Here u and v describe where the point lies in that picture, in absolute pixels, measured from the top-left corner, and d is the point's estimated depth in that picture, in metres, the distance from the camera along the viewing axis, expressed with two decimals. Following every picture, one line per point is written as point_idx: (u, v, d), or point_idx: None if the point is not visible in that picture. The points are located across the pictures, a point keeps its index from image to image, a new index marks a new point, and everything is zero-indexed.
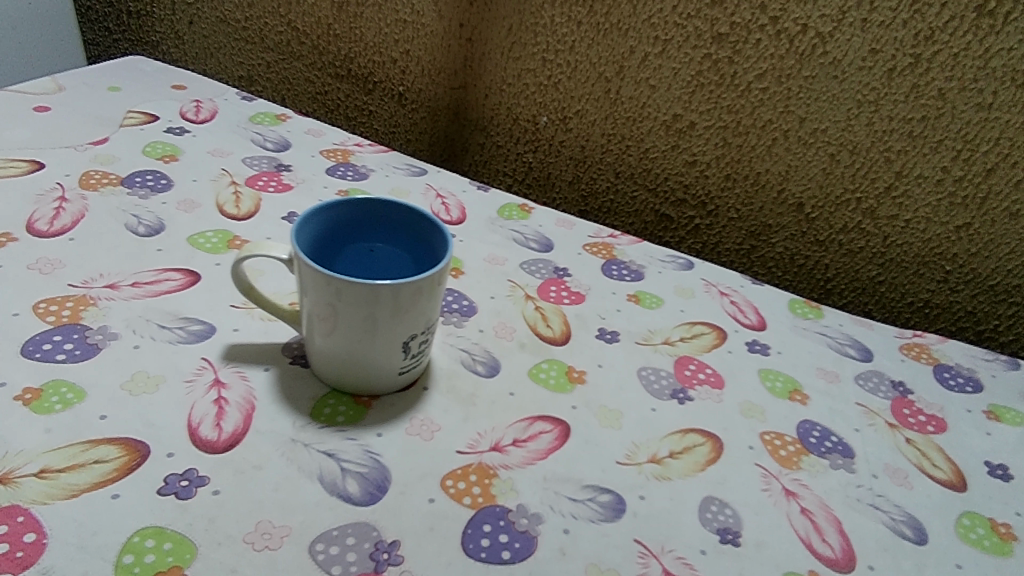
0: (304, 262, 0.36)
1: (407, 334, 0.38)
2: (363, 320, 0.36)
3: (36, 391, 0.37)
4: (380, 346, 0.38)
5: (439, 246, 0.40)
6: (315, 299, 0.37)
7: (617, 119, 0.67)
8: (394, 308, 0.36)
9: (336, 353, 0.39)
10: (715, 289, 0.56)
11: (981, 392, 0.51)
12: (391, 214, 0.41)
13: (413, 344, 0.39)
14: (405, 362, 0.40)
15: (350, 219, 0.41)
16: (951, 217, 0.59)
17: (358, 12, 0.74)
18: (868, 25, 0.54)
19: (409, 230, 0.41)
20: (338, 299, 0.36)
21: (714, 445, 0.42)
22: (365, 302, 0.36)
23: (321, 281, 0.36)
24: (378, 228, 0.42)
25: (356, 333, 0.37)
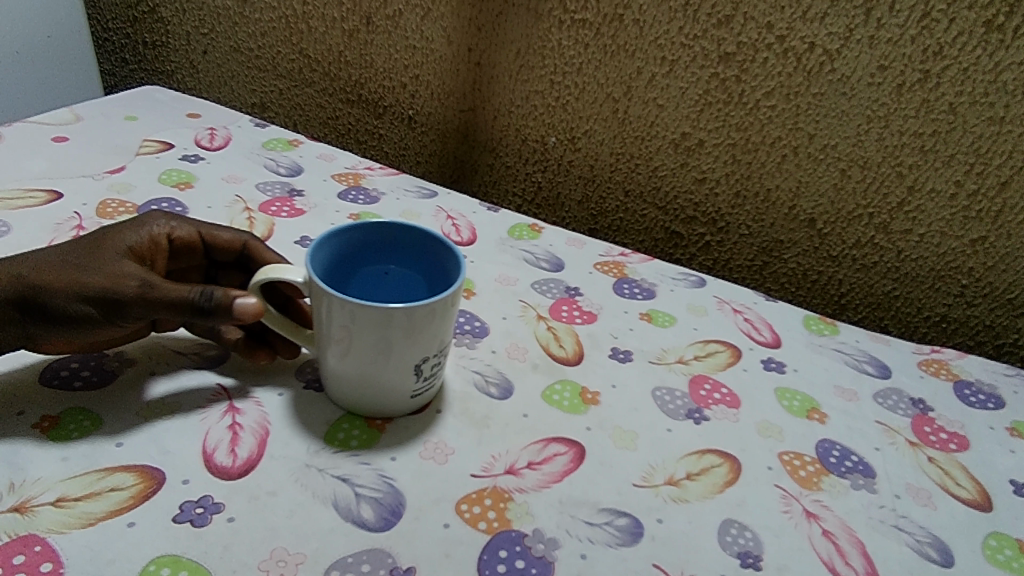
0: (318, 285, 0.36)
1: (419, 356, 0.38)
2: (376, 343, 0.36)
3: (53, 420, 0.38)
4: (393, 369, 0.38)
5: (451, 267, 0.40)
6: (330, 322, 0.37)
7: (625, 138, 0.68)
8: (407, 331, 0.36)
9: (349, 374, 0.39)
10: (727, 306, 0.56)
11: (1003, 409, 0.50)
12: (404, 237, 0.42)
13: (426, 366, 0.39)
14: (417, 385, 0.40)
15: (363, 242, 0.41)
16: (966, 231, 0.58)
17: (368, 39, 0.75)
18: (875, 42, 0.54)
19: (422, 253, 0.42)
20: (353, 322, 0.36)
21: (732, 466, 0.41)
22: (380, 325, 0.36)
23: (336, 303, 0.36)
24: (390, 251, 0.42)
25: (369, 356, 0.37)
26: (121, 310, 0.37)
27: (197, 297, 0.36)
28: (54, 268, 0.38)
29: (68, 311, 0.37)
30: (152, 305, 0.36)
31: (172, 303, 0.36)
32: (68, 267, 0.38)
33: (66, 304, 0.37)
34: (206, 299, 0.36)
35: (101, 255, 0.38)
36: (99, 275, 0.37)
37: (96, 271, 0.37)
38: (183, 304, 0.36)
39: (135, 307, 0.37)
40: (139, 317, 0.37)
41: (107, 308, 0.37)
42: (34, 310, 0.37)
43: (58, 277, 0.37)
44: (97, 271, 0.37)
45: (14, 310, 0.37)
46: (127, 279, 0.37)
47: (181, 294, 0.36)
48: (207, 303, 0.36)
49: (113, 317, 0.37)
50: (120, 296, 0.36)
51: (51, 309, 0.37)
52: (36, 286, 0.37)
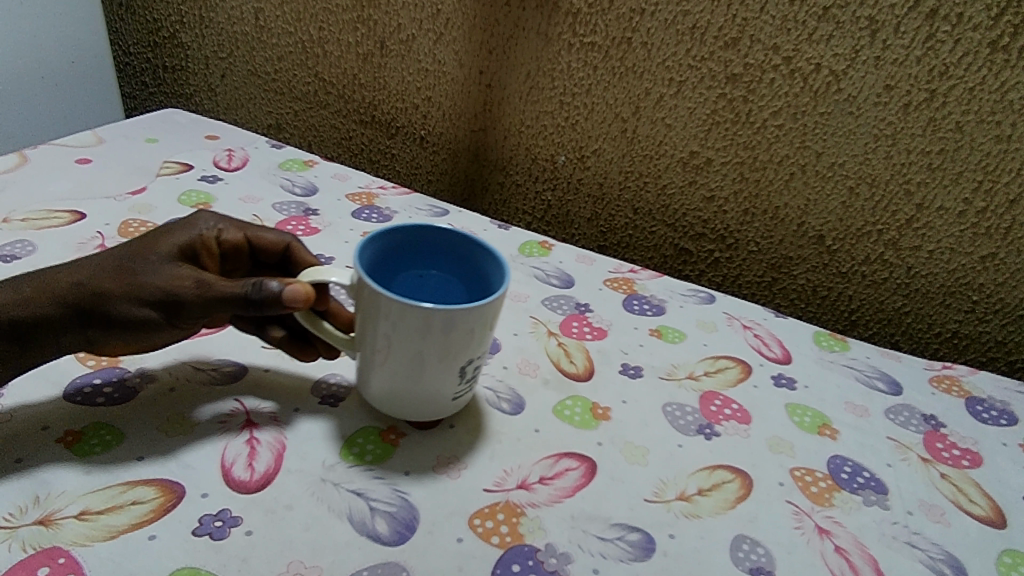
0: (370, 284, 0.36)
1: (469, 351, 0.38)
2: (431, 339, 0.37)
3: (77, 434, 0.38)
4: (445, 366, 0.38)
5: (494, 266, 0.41)
6: (380, 322, 0.37)
7: (634, 157, 0.68)
8: (462, 326, 0.37)
9: (396, 375, 0.39)
10: (737, 322, 0.57)
11: (1016, 425, 0.50)
12: (444, 242, 0.43)
13: (470, 368, 0.39)
14: (465, 381, 0.40)
15: (402, 245, 0.42)
16: (975, 247, 0.58)
17: (382, 63, 0.76)
18: (881, 62, 0.54)
19: (461, 258, 0.43)
20: (405, 323, 0.36)
21: (743, 482, 0.41)
22: (433, 325, 0.36)
23: (389, 304, 0.36)
24: (428, 256, 0.43)
25: (422, 353, 0.37)
26: (182, 310, 0.38)
27: (251, 291, 0.37)
28: (107, 273, 0.38)
29: (130, 316, 0.38)
30: (212, 303, 0.37)
31: (228, 299, 0.37)
32: (122, 271, 0.38)
33: (128, 309, 0.38)
34: (260, 291, 0.36)
35: (151, 257, 0.39)
36: (156, 277, 0.38)
37: (153, 273, 0.38)
38: (240, 298, 0.37)
39: (196, 306, 0.38)
40: (199, 315, 0.38)
41: (170, 310, 0.38)
42: (94, 316, 0.38)
43: (115, 282, 0.38)
44: (154, 274, 0.38)
45: (74, 317, 0.38)
46: (185, 281, 0.38)
47: (237, 290, 0.37)
48: (260, 295, 0.37)
49: (176, 317, 0.38)
50: (182, 297, 0.37)
51: (113, 314, 0.38)
52: (93, 292, 0.37)
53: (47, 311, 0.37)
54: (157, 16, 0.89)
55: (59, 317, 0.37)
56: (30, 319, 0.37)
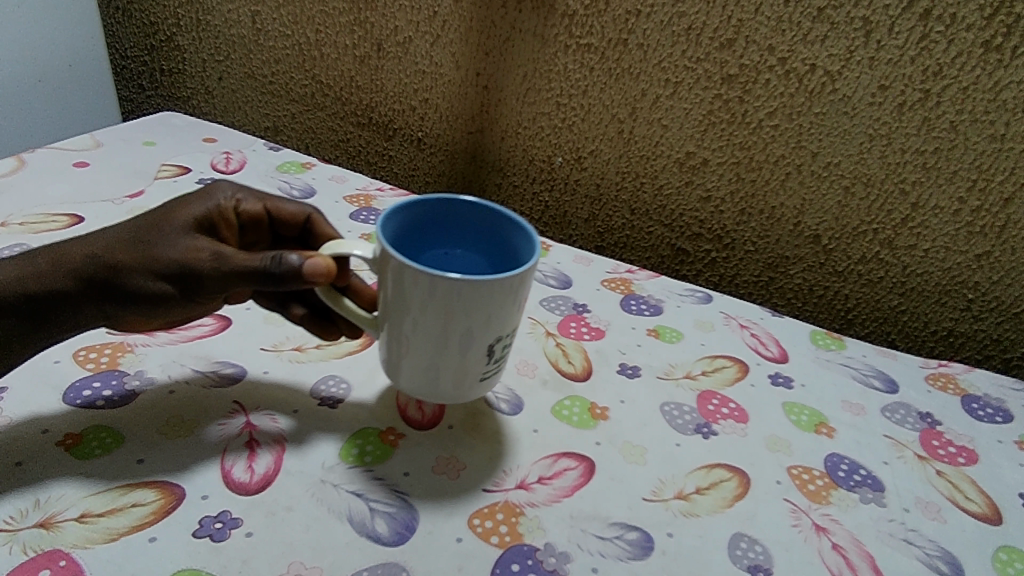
0: (394, 256, 0.35)
1: (500, 327, 0.36)
2: (462, 313, 0.35)
3: (77, 437, 0.39)
4: (475, 342, 0.36)
5: (522, 240, 0.39)
6: (405, 297, 0.35)
7: (631, 158, 0.67)
8: (494, 299, 0.35)
9: (423, 354, 0.37)
10: (734, 322, 0.57)
11: (1011, 422, 0.50)
12: (470, 217, 0.41)
13: (498, 347, 0.38)
14: (493, 361, 0.38)
15: (424, 220, 0.40)
16: (970, 246, 0.59)
17: (379, 65, 0.75)
18: (875, 63, 0.54)
19: (488, 234, 0.41)
20: (430, 295, 0.34)
21: (741, 480, 0.42)
22: (460, 299, 0.34)
23: (414, 274, 0.34)
24: (454, 232, 0.41)
25: (452, 328, 0.35)
26: (198, 284, 0.37)
27: (271, 263, 0.36)
28: (123, 246, 0.38)
29: (146, 289, 0.37)
30: (230, 275, 0.37)
31: (247, 273, 0.37)
32: (138, 244, 0.38)
33: (143, 283, 0.37)
34: (280, 264, 0.36)
35: (168, 229, 0.38)
36: (173, 250, 0.37)
37: (170, 246, 0.38)
38: (259, 272, 0.36)
39: (213, 279, 0.37)
40: (215, 289, 0.38)
41: (187, 283, 0.37)
42: (109, 290, 0.38)
43: (131, 254, 0.37)
44: (170, 246, 0.38)
45: (89, 292, 0.38)
46: (202, 254, 0.37)
47: (256, 263, 0.37)
48: (279, 269, 0.36)
49: (192, 291, 0.38)
50: (199, 271, 0.37)
51: (128, 288, 0.37)
52: (109, 265, 0.37)
53: (64, 285, 0.37)
54: (154, 19, 0.87)
55: (74, 291, 0.37)
56: (45, 293, 0.37)
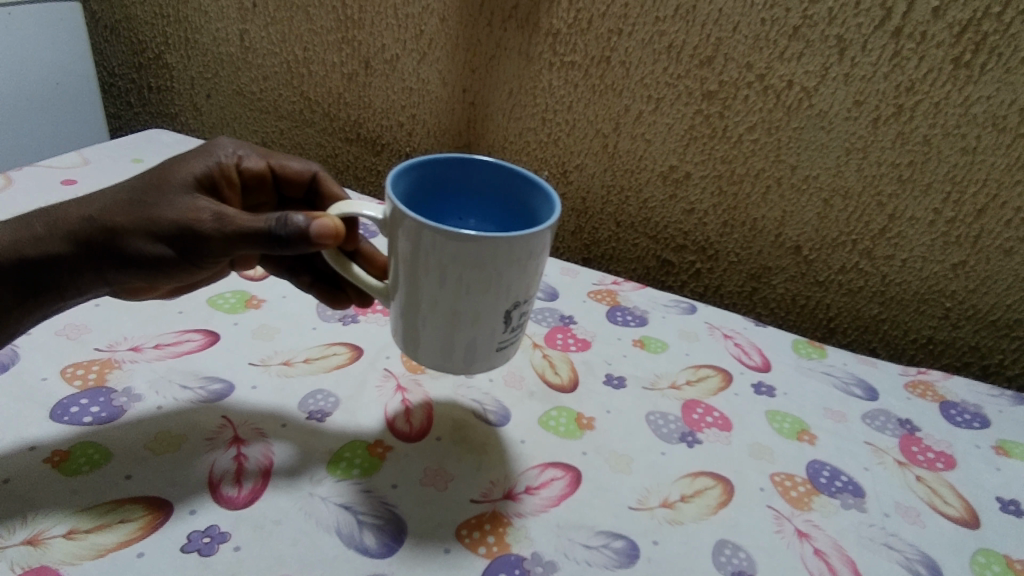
0: (408, 217, 0.34)
1: (516, 292, 0.36)
2: (479, 276, 0.34)
3: (64, 454, 0.39)
4: (491, 306, 0.36)
5: (537, 202, 0.39)
6: (419, 259, 0.34)
7: (616, 172, 0.68)
8: (512, 262, 0.34)
9: (438, 320, 0.36)
10: (718, 332, 0.58)
11: (988, 428, 0.51)
12: (485, 181, 0.41)
13: (515, 313, 0.37)
14: (509, 327, 0.38)
15: (437, 182, 0.40)
16: (946, 255, 0.60)
17: (367, 82, 0.73)
18: (850, 79, 0.55)
19: (502, 199, 0.41)
20: (443, 255, 0.34)
21: (725, 488, 0.42)
22: (478, 262, 0.33)
23: (430, 237, 0.33)
24: (468, 198, 0.41)
25: (468, 292, 0.35)
26: (198, 246, 0.38)
27: (274, 226, 0.37)
28: (123, 208, 0.39)
29: (144, 250, 0.38)
30: (231, 238, 0.38)
31: (248, 235, 0.37)
32: (137, 206, 0.39)
33: (142, 245, 0.38)
34: (285, 226, 0.36)
35: (170, 191, 0.39)
36: (173, 210, 0.38)
37: (170, 206, 0.38)
38: (263, 233, 0.37)
39: (214, 241, 0.38)
40: (213, 251, 0.38)
41: (187, 244, 0.38)
42: (106, 253, 0.38)
43: (130, 216, 0.38)
44: (170, 206, 0.38)
45: (87, 256, 0.39)
46: (202, 215, 0.38)
47: (257, 226, 0.37)
48: (283, 231, 0.36)
49: (190, 253, 0.39)
50: (198, 231, 0.38)
51: (127, 250, 0.38)
52: (107, 227, 0.38)
53: (61, 249, 0.38)
54: (141, 37, 0.83)
55: (72, 255, 0.38)
56: (42, 258, 0.38)
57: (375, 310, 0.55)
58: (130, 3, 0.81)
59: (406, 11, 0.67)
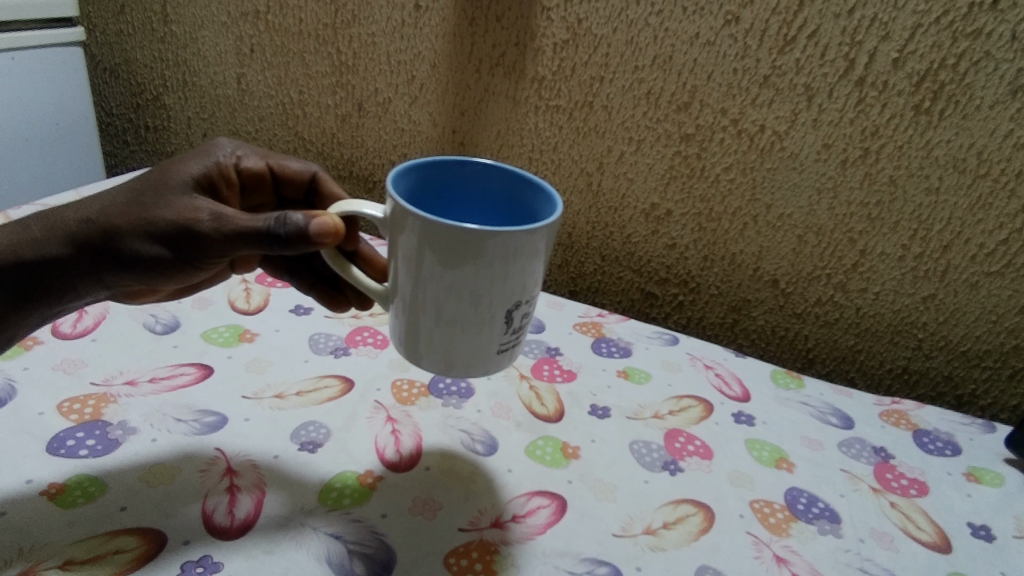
0: (413, 216, 0.34)
1: (519, 291, 0.37)
2: (484, 274, 0.35)
3: (60, 486, 0.39)
4: (495, 305, 0.37)
5: (537, 202, 0.40)
6: (424, 257, 0.35)
7: (600, 209, 0.70)
8: (515, 259, 0.35)
9: (442, 318, 0.37)
10: (699, 362, 0.60)
11: (959, 455, 0.53)
12: (484, 182, 0.42)
13: (517, 313, 0.38)
14: (512, 328, 0.39)
15: (437, 182, 0.41)
16: (917, 289, 0.62)
17: (360, 123, 0.76)
18: (818, 124, 0.58)
19: (504, 200, 0.42)
20: (448, 253, 0.34)
21: (705, 514, 0.44)
22: (484, 260, 0.34)
23: (436, 235, 0.34)
24: (469, 198, 0.43)
25: (473, 291, 0.36)
26: (194, 245, 0.40)
27: (273, 225, 0.38)
28: (121, 210, 0.40)
29: (140, 250, 0.40)
30: (229, 236, 0.39)
31: (246, 234, 0.39)
32: (135, 206, 0.40)
33: (138, 245, 0.40)
34: (284, 225, 0.38)
35: (169, 191, 0.41)
36: (170, 210, 0.40)
37: (168, 207, 0.40)
38: (263, 233, 0.38)
39: (212, 238, 0.39)
40: (210, 250, 0.40)
41: (184, 243, 0.40)
42: (102, 253, 0.40)
43: (128, 217, 0.40)
44: (168, 207, 0.40)
45: (85, 258, 0.41)
46: (200, 214, 0.40)
47: (254, 226, 0.39)
48: (282, 230, 0.38)
49: (186, 252, 0.40)
50: (195, 230, 0.39)
51: (124, 251, 0.40)
52: (105, 229, 0.40)
53: (59, 251, 0.41)
54: (140, 79, 0.85)
55: (69, 256, 0.41)
56: (40, 261, 0.41)
57: (365, 343, 0.57)
58: (131, 48, 0.83)
59: (399, 58, 0.70)
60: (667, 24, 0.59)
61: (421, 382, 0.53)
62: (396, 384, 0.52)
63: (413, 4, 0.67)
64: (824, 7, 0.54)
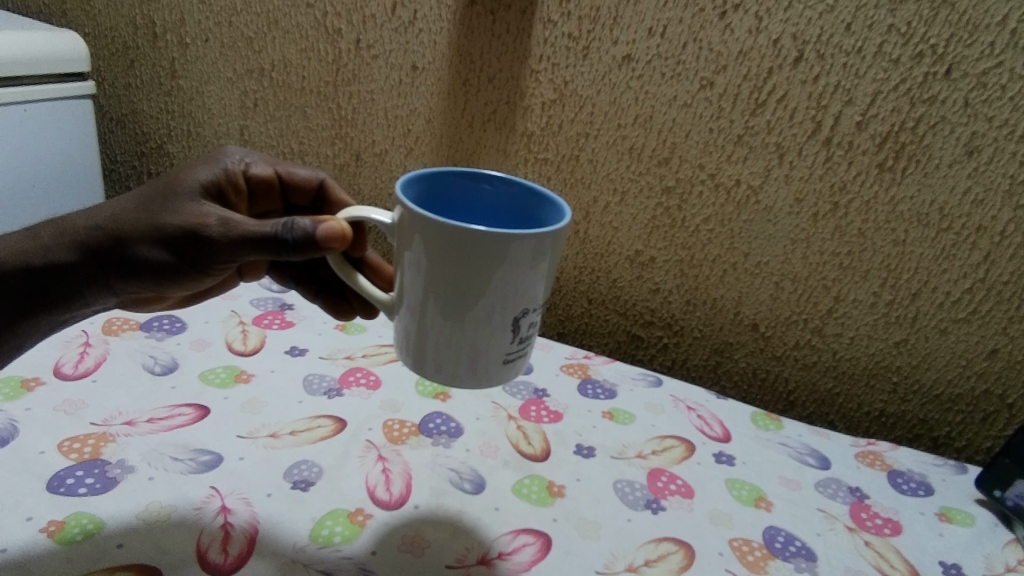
0: (425, 221, 0.36)
1: (526, 298, 0.38)
2: (494, 279, 0.37)
3: (59, 524, 0.41)
4: (503, 310, 0.38)
5: (542, 212, 0.42)
6: (435, 261, 0.37)
7: (587, 254, 0.73)
8: (524, 264, 0.37)
9: (449, 324, 0.39)
10: (682, 404, 0.62)
11: (932, 495, 0.55)
12: (490, 196, 0.44)
13: (524, 321, 0.40)
14: (518, 337, 0.40)
15: (444, 194, 0.43)
16: (889, 334, 0.65)
17: (357, 172, 0.78)
18: (790, 179, 0.61)
19: (509, 211, 0.44)
20: (460, 257, 0.36)
21: (686, 552, 0.45)
22: (494, 263, 0.36)
23: (448, 238, 0.36)
24: (474, 210, 0.44)
25: (482, 295, 0.37)
26: (202, 251, 0.42)
27: (280, 230, 0.40)
28: (132, 217, 0.43)
29: (150, 256, 0.43)
30: (236, 241, 0.41)
31: (251, 240, 0.41)
32: (146, 214, 0.43)
33: (147, 252, 0.43)
34: (291, 231, 0.39)
35: (178, 199, 0.43)
36: (178, 217, 0.42)
37: (177, 214, 0.42)
38: (269, 238, 0.40)
39: (219, 243, 0.41)
40: (217, 255, 0.42)
41: (192, 247, 0.42)
42: (112, 259, 0.43)
43: (139, 225, 0.43)
44: (177, 214, 0.42)
45: (95, 264, 0.44)
46: (208, 221, 0.42)
47: (260, 231, 0.41)
48: (287, 236, 0.40)
49: (192, 257, 0.42)
50: (203, 236, 0.41)
51: (134, 257, 0.43)
52: (115, 236, 0.43)
53: (68, 257, 0.43)
54: (145, 129, 0.88)
55: (79, 262, 0.43)
56: (49, 266, 0.43)
57: (358, 383, 0.59)
58: (138, 100, 0.87)
59: (395, 113, 0.73)
60: (647, 87, 0.63)
61: (412, 421, 0.55)
62: (387, 424, 0.54)
63: (409, 65, 0.71)
64: (791, 74, 0.58)
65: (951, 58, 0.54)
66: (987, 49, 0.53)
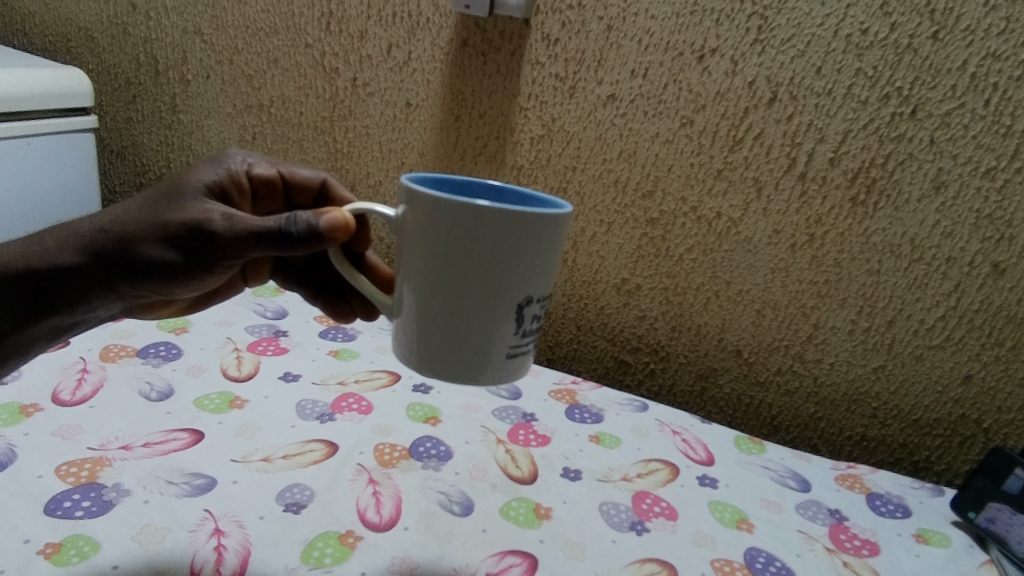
0: (438, 205, 0.37)
1: (531, 286, 0.40)
2: (503, 264, 0.38)
3: (56, 546, 0.41)
4: (509, 297, 0.39)
5: None
6: (445, 246, 0.38)
7: (575, 282, 0.75)
8: (532, 249, 0.38)
9: (456, 312, 0.40)
10: (667, 428, 0.63)
11: (910, 517, 0.56)
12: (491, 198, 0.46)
13: (528, 311, 0.41)
14: (522, 327, 0.41)
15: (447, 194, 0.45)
16: (867, 360, 0.67)
17: None
18: (768, 212, 0.64)
19: None
20: (470, 240, 0.37)
21: (669, 572, 0.46)
22: (504, 247, 0.37)
23: (459, 221, 0.37)
24: None
25: (490, 280, 0.38)
26: (206, 247, 0.43)
27: (283, 224, 0.41)
28: (138, 217, 0.44)
29: (155, 255, 0.44)
30: (239, 235, 0.42)
31: (254, 234, 0.42)
32: (151, 213, 0.44)
33: (152, 251, 0.44)
34: (295, 224, 0.41)
35: (183, 197, 0.45)
36: (182, 214, 0.44)
37: (181, 211, 0.44)
38: (271, 231, 0.42)
39: (223, 238, 0.43)
40: (220, 249, 0.43)
41: (196, 243, 0.43)
42: (117, 260, 0.45)
43: (145, 224, 0.44)
44: (181, 211, 0.44)
45: (100, 265, 0.45)
46: (212, 217, 0.43)
47: (262, 225, 0.42)
48: (289, 229, 0.41)
49: (196, 253, 0.44)
50: (207, 232, 0.43)
51: (138, 256, 0.44)
52: (121, 237, 0.44)
53: (72, 259, 0.45)
54: (144, 160, 0.90)
55: (85, 264, 0.45)
56: (54, 268, 0.45)
57: (350, 408, 0.60)
58: (138, 133, 0.89)
59: (389, 147, 0.76)
60: (631, 124, 0.66)
61: (402, 445, 0.56)
62: (378, 448, 0.55)
63: (403, 102, 0.73)
64: (766, 113, 0.61)
65: (916, 100, 0.57)
66: (949, 91, 0.56)
